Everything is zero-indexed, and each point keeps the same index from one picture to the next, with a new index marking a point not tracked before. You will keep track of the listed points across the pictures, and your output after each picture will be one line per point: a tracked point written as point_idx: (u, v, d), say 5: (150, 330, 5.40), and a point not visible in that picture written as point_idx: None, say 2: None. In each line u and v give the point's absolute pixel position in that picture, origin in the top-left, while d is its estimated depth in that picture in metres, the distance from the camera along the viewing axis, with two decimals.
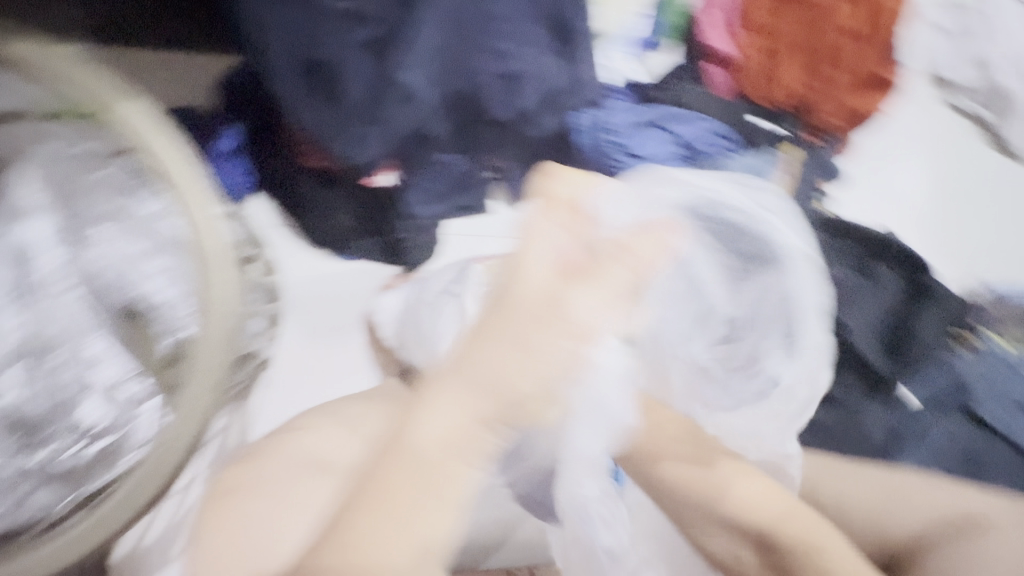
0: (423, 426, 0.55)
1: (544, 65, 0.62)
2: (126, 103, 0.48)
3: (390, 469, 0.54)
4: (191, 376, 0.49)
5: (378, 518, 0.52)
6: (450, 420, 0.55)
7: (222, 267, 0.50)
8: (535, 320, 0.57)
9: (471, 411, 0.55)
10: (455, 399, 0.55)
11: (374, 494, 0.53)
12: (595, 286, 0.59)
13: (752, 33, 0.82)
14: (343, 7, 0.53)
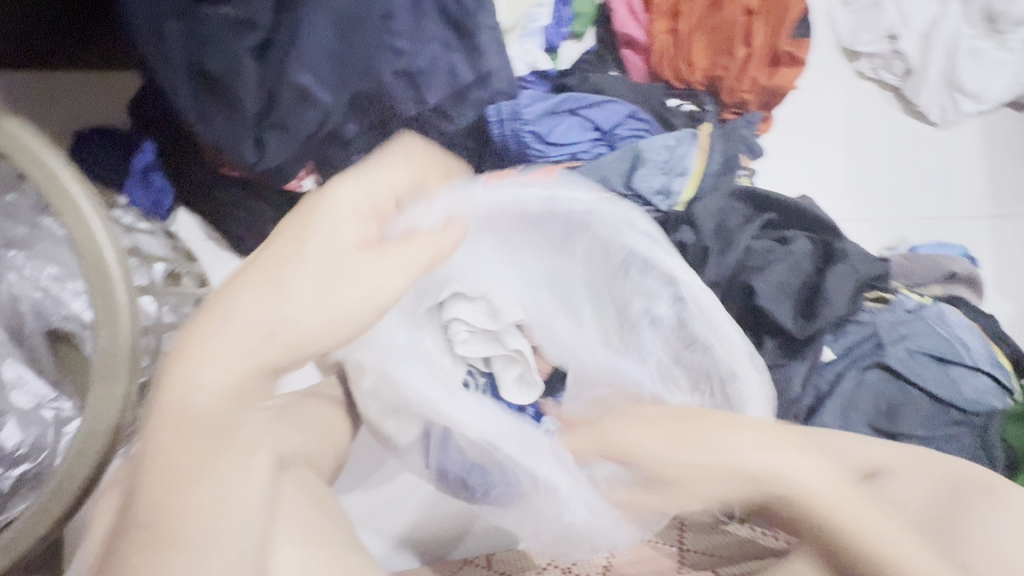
0: (196, 370, 0.32)
1: (445, 60, 0.63)
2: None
3: (167, 483, 0.31)
4: (88, 399, 0.45)
5: (171, 546, 0.30)
6: (232, 366, 0.32)
7: (115, 282, 0.46)
8: (307, 275, 0.34)
9: (245, 364, 0.32)
10: (214, 333, 0.33)
11: (159, 509, 0.31)
12: (406, 255, 0.38)
13: (661, 16, 0.85)
14: (224, 13, 0.53)
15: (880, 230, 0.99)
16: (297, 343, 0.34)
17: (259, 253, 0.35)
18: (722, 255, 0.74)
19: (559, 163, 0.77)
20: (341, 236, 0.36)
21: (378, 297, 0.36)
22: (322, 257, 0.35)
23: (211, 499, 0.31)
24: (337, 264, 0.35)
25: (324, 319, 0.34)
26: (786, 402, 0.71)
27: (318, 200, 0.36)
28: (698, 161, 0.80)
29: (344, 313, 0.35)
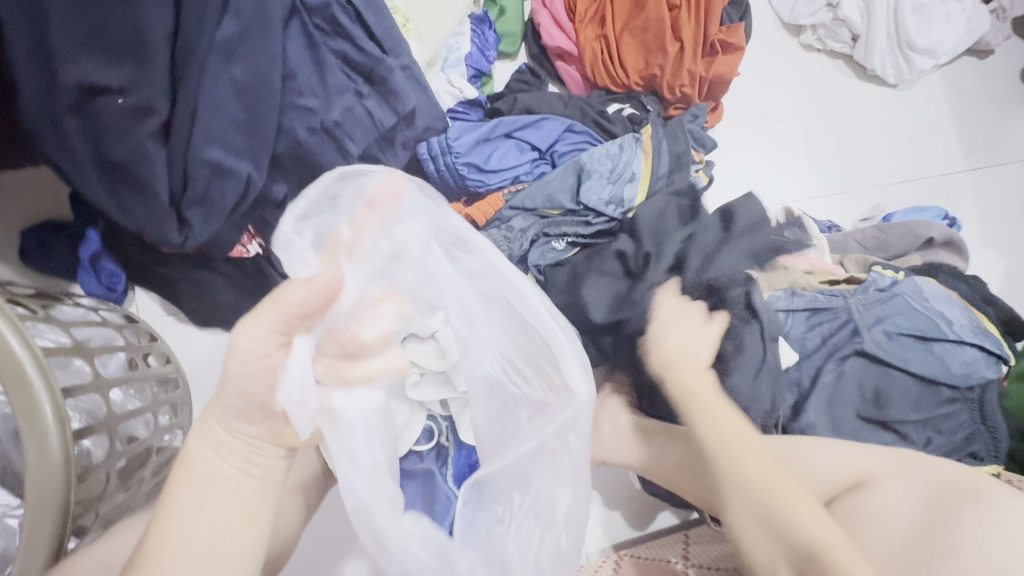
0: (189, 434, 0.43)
1: (360, 110, 0.62)
2: None
3: (164, 525, 0.40)
4: (25, 512, 0.45)
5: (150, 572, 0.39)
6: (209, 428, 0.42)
7: (36, 389, 0.45)
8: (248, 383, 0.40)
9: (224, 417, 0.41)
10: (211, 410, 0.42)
11: (156, 542, 0.40)
12: (259, 313, 0.39)
13: (588, 24, 0.84)
14: (121, 103, 0.51)
15: (852, 204, 0.96)
16: (227, 412, 0.41)
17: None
18: (668, 275, 0.70)
19: (502, 189, 0.75)
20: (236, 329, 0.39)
21: (251, 358, 0.39)
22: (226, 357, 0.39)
23: (191, 531, 0.40)
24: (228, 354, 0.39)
25: (238, 403, 0.40)
26: (768, 409, 0.67)
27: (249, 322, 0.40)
28: (645, 165, 0.78)
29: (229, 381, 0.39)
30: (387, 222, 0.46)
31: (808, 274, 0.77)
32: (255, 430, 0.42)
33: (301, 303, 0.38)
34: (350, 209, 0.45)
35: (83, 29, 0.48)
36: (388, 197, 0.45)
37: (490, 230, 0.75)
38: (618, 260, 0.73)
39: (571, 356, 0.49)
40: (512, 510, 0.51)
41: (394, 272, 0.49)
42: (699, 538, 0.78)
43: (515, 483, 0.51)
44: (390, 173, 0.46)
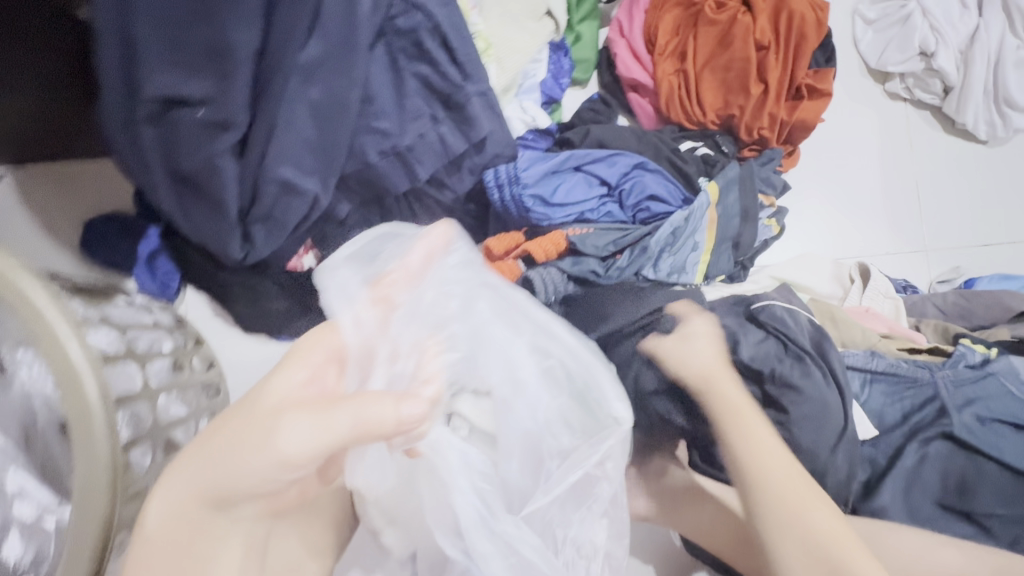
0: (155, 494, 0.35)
1: (434, 135, 0.60)
2: (37, 303, 0.44)
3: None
4: (68, 531, 0.44)
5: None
6: (192, 488, 0.34)
7: (90, 400, 0.44)
8: (265, 468, 0.35)
9: (206, 488, 0.35)
10: (198, 464, 0.35)
11: None
12: (328, 425, 0.34)
13: (667, 57, 0.80)
14: (199, 117, 0.50)
15: (929, 262, 0.90)
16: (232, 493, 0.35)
17: (219, 426, 0.36)
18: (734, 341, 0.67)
19: (566, 225, 0.72)
20: (282, 430, 0.35)
21: (299, 460, 0.35)
22: (259, 446, 0.34)
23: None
24: (258, 446, 0.34)
25: (258, 480, 0.35)
26: (837, 486, 0.63)
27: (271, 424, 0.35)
28: (703, 232, 0.74)
29: (263, 474, 0.35)
30: (435, 266, 0.45)
31: (884, 340, 0.72)
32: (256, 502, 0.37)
33: (399, 421, 0.35)
34: (403, 252, 0.45)
35: (173, 42, 0.47)
36: (441, 243, 0.46)
37: (547, 269, 0.71)
38: None
39: (606, 380, 0.46)
40: (557, 544, 0.45)
41: (433, 313, 0.45)
42: None
43: (556, 519, 0.45)
44: (442, 221, 0.46)
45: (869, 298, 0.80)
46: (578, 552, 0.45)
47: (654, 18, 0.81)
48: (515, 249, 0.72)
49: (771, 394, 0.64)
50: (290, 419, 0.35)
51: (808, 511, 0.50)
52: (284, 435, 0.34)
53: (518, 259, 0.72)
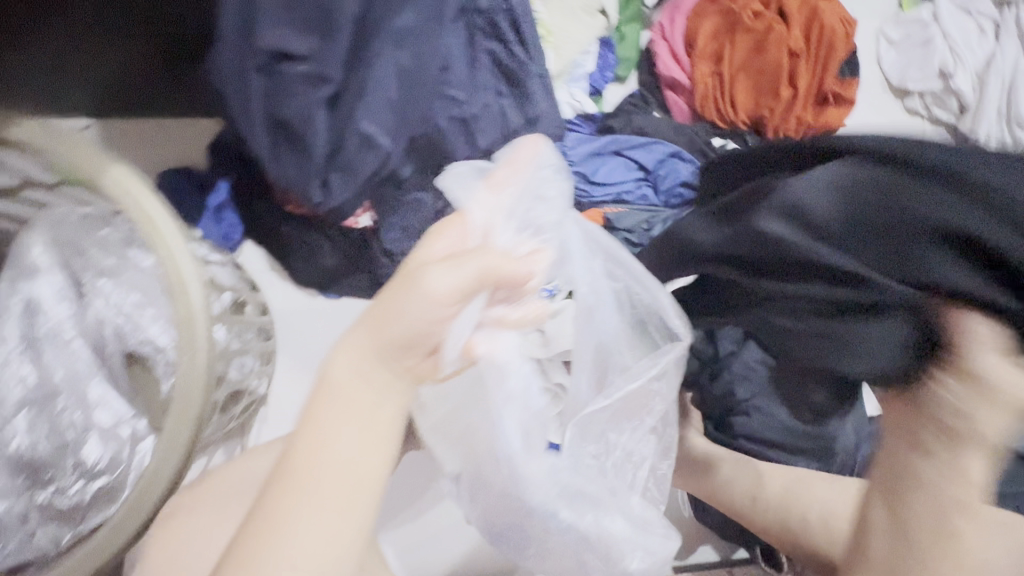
0: (334, 349, 0.34)
1: (496, 107, 0.68)
2: (159, 217, 0.50)
3: (306, 445, 0.32)
4: (169, 418, 0.50)
5: (277, 512, 0.30)
6: (363, 339, 0.34)
7: (195, 305, 0.50)
8: (411, 316, 0.34)
9: (370, 349, 0.34)
10: (355, 335, 0.34)
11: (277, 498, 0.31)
12: (459, 265, 0.36)
13: (704, 59, 0.87)
14: (301, 71, 0.57)
15: None
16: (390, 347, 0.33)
17: (381, 292, 0.35)
18: None
19: (603, 203, 0.79)
20: (421, 276, 0.35)
21: (438, 304, 0.34)
22: (405, 293, 0.34)
23: (346, 455, 0.32)
24: (406, 288, 0.34)
25: (405, 336, 0.34)
26: (844, 453, 0.70)
27: (409, 275, 0.35)
28: None
29: (412, 316, 0.34)
30: (528, 174, 0.43)
31: None
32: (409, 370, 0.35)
33: (515, 270, 0.38)
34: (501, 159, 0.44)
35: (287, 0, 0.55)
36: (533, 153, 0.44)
37: None
38: None
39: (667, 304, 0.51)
40: (609, 448, 0.49)
41: (533, 220, 0.43)
42: None
43: (607, 429, 0.49)
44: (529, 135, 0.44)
45: None
46: (627, 460, 0.50)
47: (695, 23, 0.87)
48: None
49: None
50: (429, 266, 0.35)
51: None
52: (429, 273, 0.34)
53: None
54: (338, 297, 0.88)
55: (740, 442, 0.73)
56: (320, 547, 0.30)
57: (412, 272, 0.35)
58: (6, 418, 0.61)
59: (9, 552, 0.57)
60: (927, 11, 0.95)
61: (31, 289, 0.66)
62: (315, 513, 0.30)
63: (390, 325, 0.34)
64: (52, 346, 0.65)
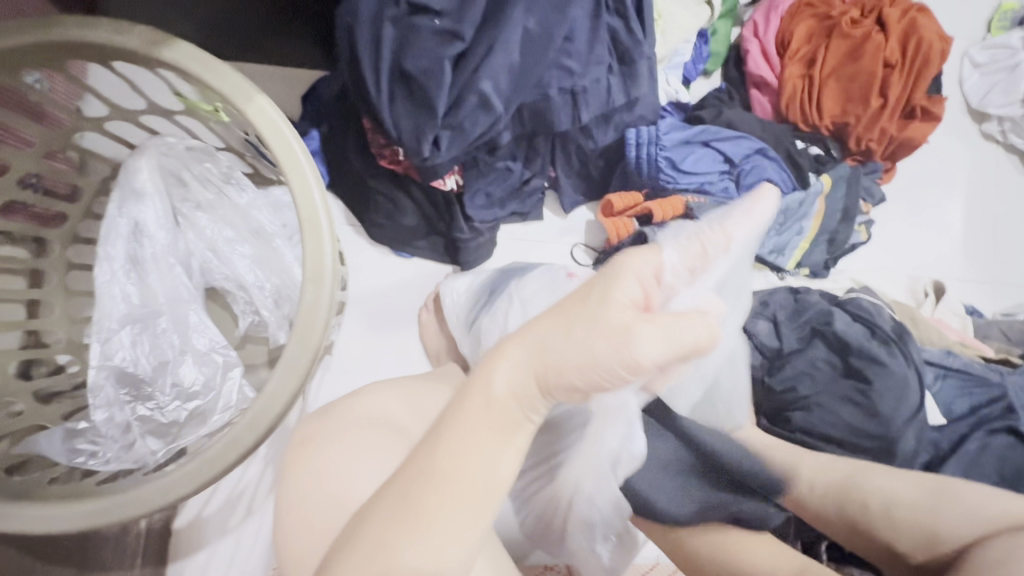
0: (500, 362, 0.40)
1: (605, 83, 0.69)
2: (297, 155, 0.52)
3: (455, 452, 0.37)
4: (290, 341, 0.52)
5: (425, 499, 0.36)
6: (525, 362, 0.40)
7: (323, 238, 0.53)
8: (595, 355, 0.38)
9: (537, 366, 0.39)
10: (533, 352, 0.39)
11: (440, 469, 0.37)
12: (675, 334, 0.39)
13: (796, 61, 0.87)
14: (435, 25, 0.61)
15: (997, 295, 0.97)
16: (568, 379, 0.39)
17: (560, 318, 0.40)
18: (829, 313, 0.78)
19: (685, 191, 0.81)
20: (629, 333, 0.38)
21: (636, 360, 0.38)
22: (604, 334, 0.38)
23: (479, 466, 0.38)
24: (614, 344, 0.38)
25: (576, 377, 0.39)
26: (903, 458, 0.70)
27: (603, 302, 0.39)
28: (817, 219, 0.84)
29: (599, 370, 0.38)
30: (757, 225, 0.46)
31: (960, 346, 0.80)
32: (562, 393, 0.40)
33: (708, 338, 0.40)
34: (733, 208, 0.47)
35: None
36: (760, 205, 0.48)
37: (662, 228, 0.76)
38: (780, 294, 0.83)
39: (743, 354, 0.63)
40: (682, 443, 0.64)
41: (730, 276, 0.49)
42: None
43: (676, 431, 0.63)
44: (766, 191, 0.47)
45: (940, 312, 0.87)
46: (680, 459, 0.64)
47: (791, 25, 0.88)
48: (634, 207, 0.80)
49: (856, 364, 0.73)
50: (644, 327, 0.38)
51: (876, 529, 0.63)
52: (643, 337, 0.37)
53: (633, 218, 0.80)
54: (409, 258, 0.90)
55: (799, 436, 0.74)
56: (452, 535, 0.36)
57: (610, 312, 0.39)
58: (113, 331, 0.66)
59: (109, 458, 0.61)
60: (1017, 37, 0.96)
61: (138, 212, 0.68)
62: (454, 504, 0.37)
63: (579, 365, 0.38)
64: (154, 269, 0.68)
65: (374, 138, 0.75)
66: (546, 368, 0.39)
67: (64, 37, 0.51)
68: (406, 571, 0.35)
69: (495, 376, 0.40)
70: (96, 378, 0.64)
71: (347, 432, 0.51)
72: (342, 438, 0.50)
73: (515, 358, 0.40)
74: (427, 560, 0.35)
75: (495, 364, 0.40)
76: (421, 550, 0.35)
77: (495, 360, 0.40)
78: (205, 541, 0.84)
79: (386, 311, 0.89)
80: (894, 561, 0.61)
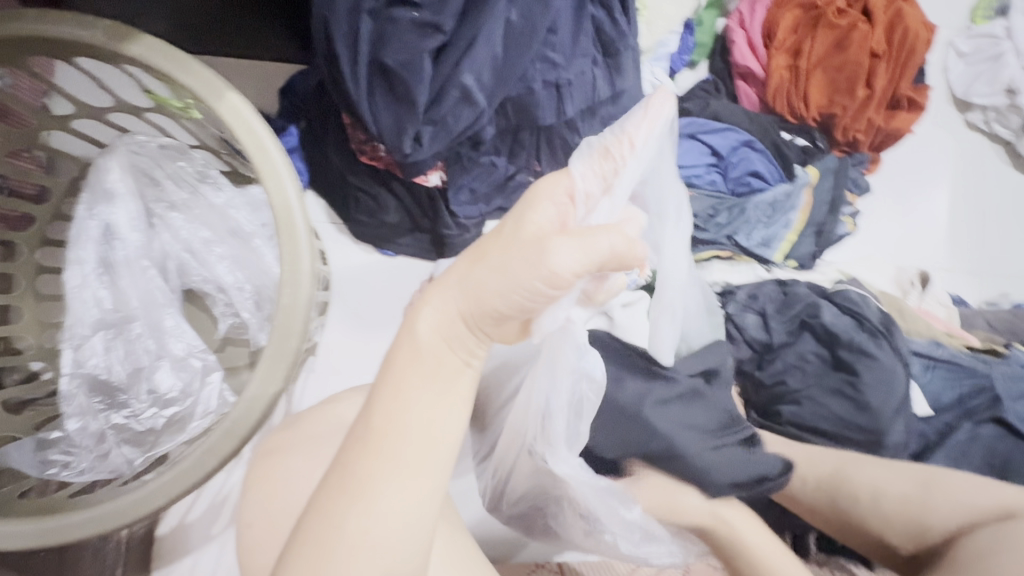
0: (423, 307, 0.37)
1: (589, 76, 0.68)
2: (275, 160, 0.50)
3: (383, 419, 0.35)
4: (267, 347, 0.51)
5: (358, 465, 0.35)
6: (449, 307, 0.36)
7: (299, 240, 0.51)
8: (507, 280, 0.35)
9: (458, 308, 0.36)
10: (453, 291, 0.36)
11: (376, 428, 0.35)
12: (590, 245, 0.35)
13: (781, 52, 0.86)
14: (415, 17, 0.59)
15: (982, 284, 0.98)
16: (486, 311, 0.35)
17: (474, 254, 0.37)
18: (817, 306, 0.76)
19: None
20: (542, 249, 0.34)
21: (553, 278, 0.34)
22: (518, 260, 0.35)
23: (413, 423, 0.35)
24: (528, 263, 0.34)
25: (500, 307, 0.35)
26: (892, 448, 0.70)
27: (515, 229, 0.36)
28: (804, 210, 0.84)
29: (517, 294, 0.35)
30: (658, 123, 0.41)
31: (946, 336, 0.80)
32: (491, 330, 0.37)
33: (626, 246, 0.36)
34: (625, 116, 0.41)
35: None
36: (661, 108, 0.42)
37: None
38: (768, 285, 0.81)
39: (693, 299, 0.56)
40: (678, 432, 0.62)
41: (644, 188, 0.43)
42: None
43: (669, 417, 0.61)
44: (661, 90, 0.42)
45: (927, 302, 0.88)
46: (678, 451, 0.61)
47: (777, 16, 0.87)
48: None
49: (844, 357, 0.72)
50: (556, 240, 0.34)
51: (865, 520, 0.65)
52: (557, 252, 0.34)
53: None
54: (393, 256, 0.88)
55: (787, 428, 0.74)
56: (401, 494, 0.35)
57: (520, 238, 0.35)
58: (85, 336, 0.64)
59: (84, 468, 0.59)
60: (1001, 26, 0.96)
61: (109, 214, 0.66)
62: (388, 466, 0.34)
63: (497, 296, 0.35)
64: (127, 272, 0.66)
65: (354, 134, 0.74)
66: (467, 307, 0.36)
67: (23, 32, 0.48)
68: (349, 540, 0.34)
69: (418, 323, 0.37)
70: (69, 387, 0.62)
71: (312, 438, 0.53)
72: (309, 444, 0.52)
73: (434, 301, 0.37)
74: (369, 528, 0.34)
75: (415, 312, 0.37)
76: (361, 519, 0.34)
77: (415, 311, 0.37)
78: (189, 548, 0.82)
79: (371, 310, 0.88)
80: (885, 553, 0.64)
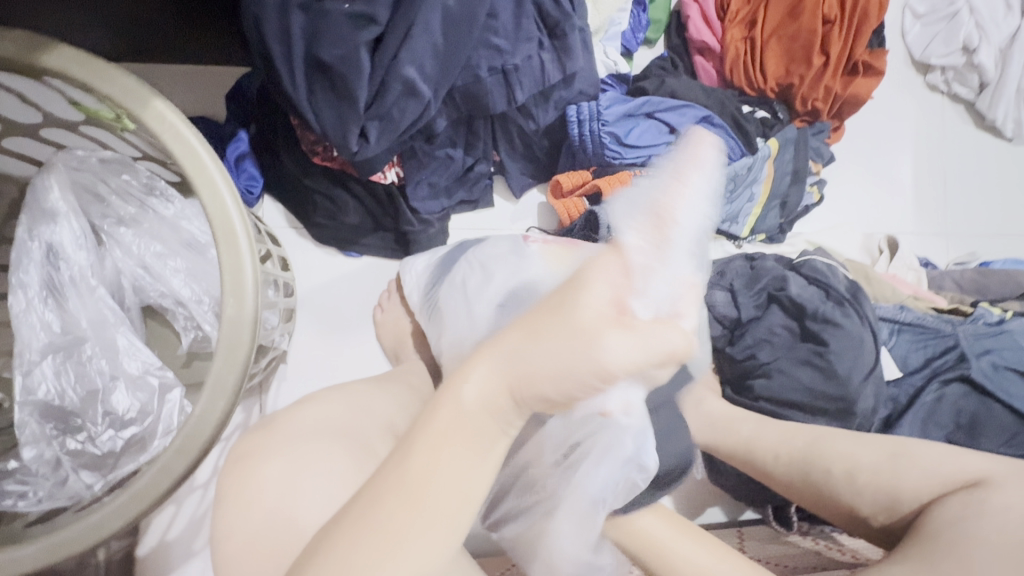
0: (470, 370, 0.37)
1: (536, 60, 0.67)
2: (212, 174, 0.49)
3: (421, 467, 0.34)
4: (215, 362, 0.49)
5: (388, 516, 0.34)
6: (498, 372, 0.36)
7: (242, 250, 0.50)
8: (560, 366, 0.35)
9: (506, 377, 0.36)
10: (503, 356, 0.37)
11: (411, 479, 0.34)
12: (643, 339, 0.36)
13: (736, 24, 0.85)
14: (347, 9, 0.57)
15: (949, 245, 0.98)
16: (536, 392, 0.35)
17: (523, 328, 0.37)
18: (783, 279, 0.76)
19: (633, 166, 0.79)
20: (595, 338, 0.35)
21: (609, 372, 0.35)
22: (569, 344, 0.35)
23: (451, 481, 0.35)
24: (581, 356, 0.34)
25: (550, 389, 0.36)
26: (862, 415, 0.71)
27: (567, 307, 0.36)
28: (767, 182, 0.83)
29: (567, 380, 0.35)
30: (710, 178, 0.39)
31: (913, 300, 0.81)
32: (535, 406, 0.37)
33: (683, 342, 0.37)
34: (670, 174, 0.39)
35: None
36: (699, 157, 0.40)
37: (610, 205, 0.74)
38: (737, 262, 0.81)
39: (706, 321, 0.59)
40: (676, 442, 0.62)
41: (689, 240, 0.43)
42: (754, 537, 0.75)
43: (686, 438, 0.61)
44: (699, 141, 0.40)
45: (894, 267, 0.88)
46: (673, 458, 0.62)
47: None
48: (583, 186, 0.78)
49: (811, 328, 0.72)
50: (608, 333, 0.35)
51: (835, 492, 0.63)
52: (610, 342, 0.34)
53: (582, 197, 0.78)
54: (358, 257, 0.87)
55: (761, 403, 0.75)
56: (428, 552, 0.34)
57: (568, 321, 0.35)
58: (35, 362, 0.62)
59: (41, 497, 0.56)
60: None
61: (51, 234, 0.64)
62: (424, 532, 0.34)
63: (546, 377, 0.35)
64: (75, 293, 0.64)
65: (303, 135, 0.72)
66: (516, 375, 0.36)
67: None
68: None
69: (464, 383, 0.37)
70: (21, 415, 0.61)
71: (291, 443, 0.49)
72: (286, 449, 0.48)
73: (483, 362, 0.37)
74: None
75: (463, 373, 0.37)
76: None
77: (462, 369, 0.38)
78: (171, 567, 0.81)
79: (339, 314, 0.86)
80: (854, 523, 0.63)
